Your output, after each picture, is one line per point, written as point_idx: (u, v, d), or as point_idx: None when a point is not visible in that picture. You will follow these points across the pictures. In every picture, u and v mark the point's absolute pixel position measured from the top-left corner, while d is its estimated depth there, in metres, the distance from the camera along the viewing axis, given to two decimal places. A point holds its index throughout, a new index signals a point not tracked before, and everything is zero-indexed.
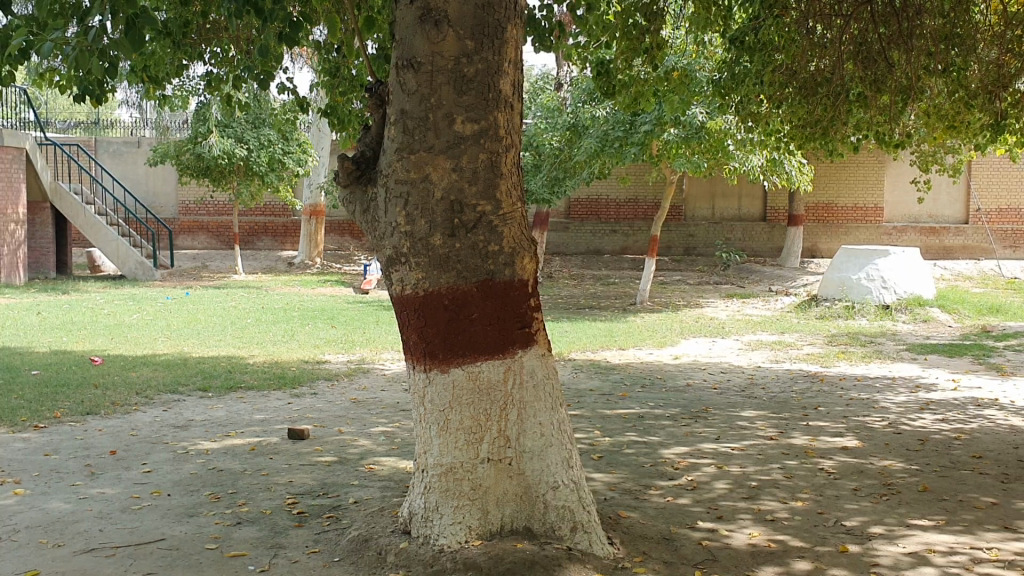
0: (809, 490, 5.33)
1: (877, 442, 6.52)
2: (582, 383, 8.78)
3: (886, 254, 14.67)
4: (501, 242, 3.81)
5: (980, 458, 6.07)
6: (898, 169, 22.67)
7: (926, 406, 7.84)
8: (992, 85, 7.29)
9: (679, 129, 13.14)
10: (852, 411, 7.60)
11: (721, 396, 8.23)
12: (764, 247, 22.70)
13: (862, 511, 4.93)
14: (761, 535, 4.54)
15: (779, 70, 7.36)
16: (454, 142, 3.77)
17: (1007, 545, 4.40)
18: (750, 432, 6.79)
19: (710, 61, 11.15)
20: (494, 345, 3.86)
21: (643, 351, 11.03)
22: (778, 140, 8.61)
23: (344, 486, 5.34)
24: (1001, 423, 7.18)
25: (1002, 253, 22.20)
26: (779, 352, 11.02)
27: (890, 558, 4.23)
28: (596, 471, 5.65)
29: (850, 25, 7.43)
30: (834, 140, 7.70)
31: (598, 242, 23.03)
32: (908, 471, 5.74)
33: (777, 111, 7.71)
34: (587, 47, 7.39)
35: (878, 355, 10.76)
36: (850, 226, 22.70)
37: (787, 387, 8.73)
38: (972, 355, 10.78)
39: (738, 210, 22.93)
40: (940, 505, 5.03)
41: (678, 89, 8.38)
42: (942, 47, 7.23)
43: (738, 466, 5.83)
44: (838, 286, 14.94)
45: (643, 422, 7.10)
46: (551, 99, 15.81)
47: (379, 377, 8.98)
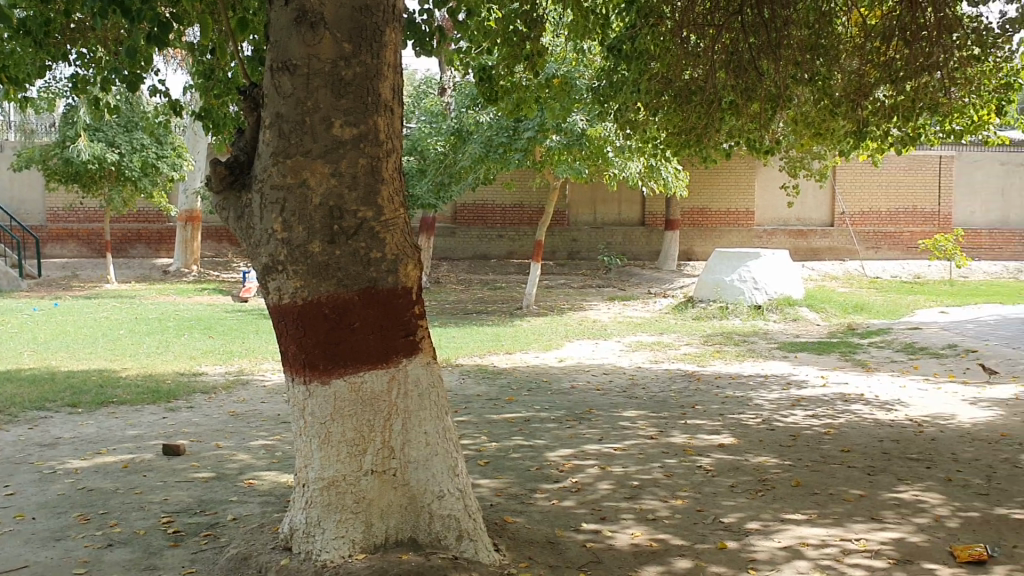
0: (688, 488, 5.45)
1: (752, 438, 6.73)
2: (468, 388, 8.78)
3: (757, 256, 15.24)
4: (383, 248, 3.77)
5: (847, 452, 6.34)
6: (768, 174, 23.48)
7: (797, 402, 8.15)
8: (855, 93, 7.71)
9: (561, 136, 13.43)
10: (728, 409, 7.83)
11: (604, 397, 8.37)
12: (643, 251, 23.19)
13: (739, 508, 5.07)
14: (643, 535, 4.61)
15: (654, 79, 7.60)
16: (332, 146, 3.70)
17: (873, 536, 4.57)
18: (632, 433, 6.91)
19: (592, 69, 11.40)
20: (377, 354, 3.80)
21: (528, 355, 11.10)
22: (656, 147, 8.80)
23: (223, 503, 5.17)
24: (866, 417, 7.52)
25: (864, 253, 23.55)
26: (659, 353, 11.27)
27: (767, 554, 4.35)
28: (482, 478, 5.64)
29: (722, 35, 7.58)
30: (707, 147, 8.00)
31: (484, 247, 23.11)
32: (781, 467, 5.94)
33: (654, 118, 7.96)
34: (469, 53, 7.44)
35: (751, 354, 11.14)
36: (723, 230, 23.38)
37: (666, 386, 8.94)
38: (838, 352, 11.29)
39: (618, 216, 23.40)
40: (812, 499, 5.21)
41: (559, 97, 8.51)
42: (808, 56, 7.60)
43: (621, 466, 5.92)
44: (712, 287, 15.42)
45: (529, 426, 7.14)
46: (434, 103, 16.03)
47: (259, 389, 8.75)
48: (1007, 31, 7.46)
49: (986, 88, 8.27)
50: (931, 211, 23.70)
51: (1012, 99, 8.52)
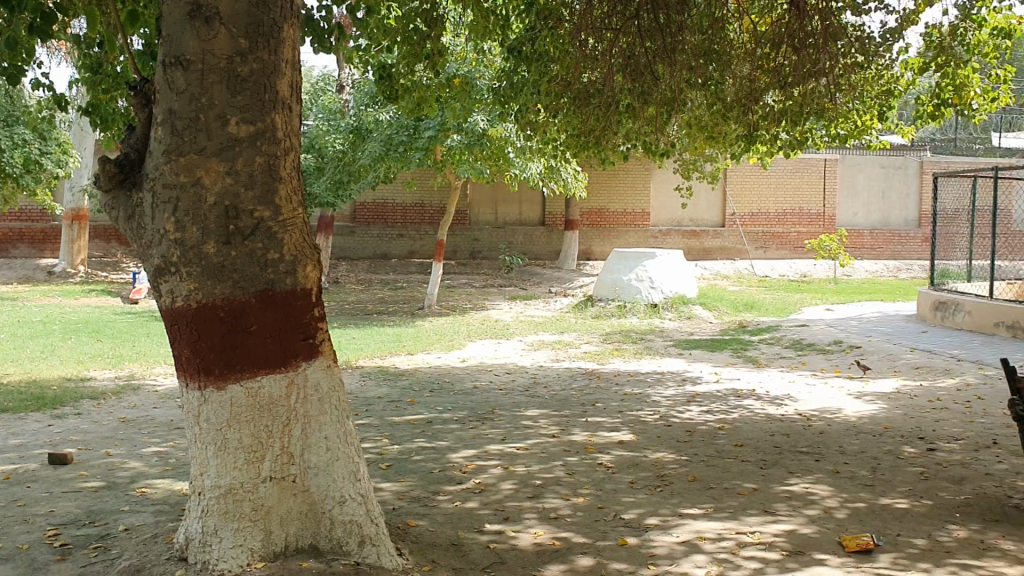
0: (589, 485, 5.52)
1: (650, 435, 6.86)
2: (369, 390, 8.70)
3: (653, 256, 15.58)
4: (281, 249, 3.70)
5: (741, 446, 6.53)
6: (663, 177, 23.97)
7: (693, 398, 8.36)
8: (746, 98, 7.99)
9: (462, 135, 13.44)
10: (627, 406, 7.97)
11: (506, 397, 8.40)
12: (543, 251, 23.41)
13: (638, 504, 5.16)
14: (545, 534, 4.65)
15: (554, 81, 7.67)
16: (227, 144, 3.61)
17: (767, 528, 4.72)
18: (534, 432, 6.96)
19: (492, 69, 11.44)
20: (275, 358, 3.72)
21: (431, 356, 11.05)
22: (556, 148, 8.88)
23: (113, 513, 4.98)
24: (758, 412, 7.76)
25: (754, 252, 24.31)
26: (561, 352, 11.38)
27: (666, 549, 4.44)
28: (384, 481, 5.59)
29: (619, 38, 7.66)
30: (606, 149, 8.13)
31: (384, 247, 22.91)
32: (679, 462, 6.07)
33: (553, 120, 8.05)
34: (368, 50, 7.35)
35: (649, 352, 11.36)
36: (620, 230, 23.72)
37: (567, 385, 9.04)
38: (731, 349, 11.61)
39: (519, 216, 23.52)
40: (708, 494, 5.35)
41: (460, 96, 8.50)
42: (702, 62, 7.79)
43: (523, 465, 5.96)
44: (610, 287, 15.65)
45: (431, 427, 7.11)
46: (332, 100, 15.63)
47: (151, 394, 8.47)
48: (887, 40, 7.81)
49: (869, 95, 8.64)
50: (816, 212, 24.60)
51: (892, 105, 8.92)
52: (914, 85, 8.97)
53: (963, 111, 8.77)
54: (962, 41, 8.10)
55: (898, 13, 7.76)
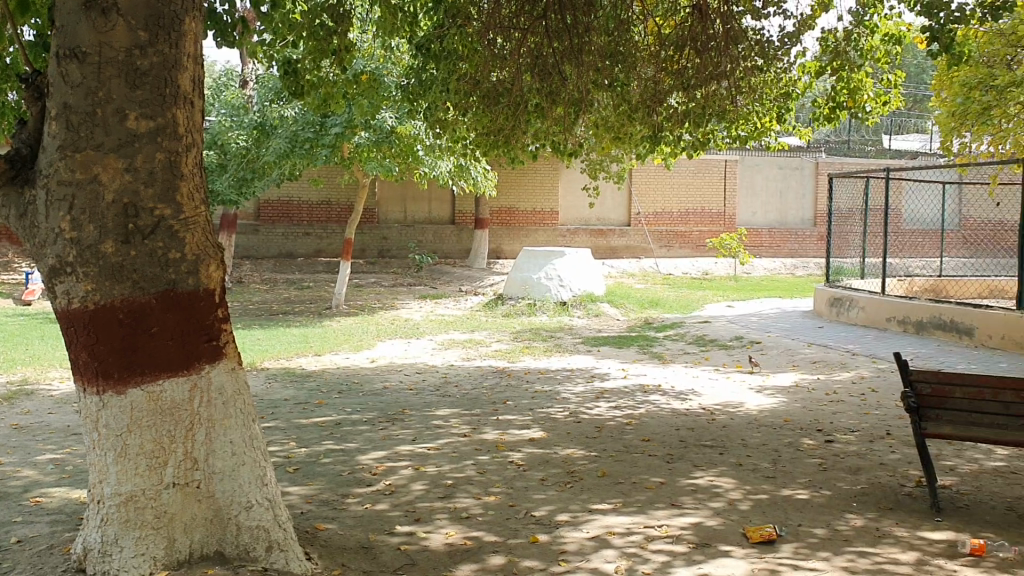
0: (500, 484, 5.53)
1: (559, 432, 6.93)
2: (276, 392, 8.53)
3: (562, 255, 15.74)
4: (183, 249, 3.60)
5: (648, 441, 6.64)
6: (571, 176, 24.21)
7: (601, 395, 8.46)
8: (650, 99, 8.15)
9: (369, 133, 13.32)
10: (536, 404, 8.02)
11: (416, 397, 8.36)
12: (453, 249, 23.38)
13: (549, 500, 5.20)
14: (457, 534, 4.64)
15: (463, 79, 7.67)
16: (126, 140, 3.49)
17: (674, 522, 4.81)
18: (444, 431, 6.94)
19: (400, 66, 11.37)
20: (177, 360, 3.62)
21: (339, 356, 10.91)
22: (466, 146, 8.88)
23: (4, 525, 4.77)
24: (664, 407, 7.90)
25: (659, 251, 24.74)
26: (471, 350, 11.37)
27: (576, 545, 4.49)
28: (292, 485, 5.49)
29: (526, 38, 7.68)
30: (515, 148, 8.17)
31: (290, 245, 22.51)
32: (588, 458, 6.14)
33: (462, 119, 8.06)
34: (273, 46, 7.21)
35: (558, 349, 11.46)
36: (530, 229, 23.87)
37: (477, 384, 9.05)
38: (638, 345, 11.80)
39: (428, 214, 23.42)
40: (617, 489, 5.42)
41: (368, 93, 8.42)
42: (608, 63, 7.89)
43: (434, 465, 5.94)
44: (519, 285, 15.71)
45: (340, 429, 7.02)
46: (236, 95, 15.52)
47: (45, 400, 8.13)
48: (785, 44, 8.05)
49: (768, 98, 8.91)
50: (718, 212, 25.21)
51: (790, 107, 9.21)
52: (811, 88, 9.26)
53: (857, 114, 9.11)
54: (855, 46, 8.42)
55: (795, 19, 8.01)
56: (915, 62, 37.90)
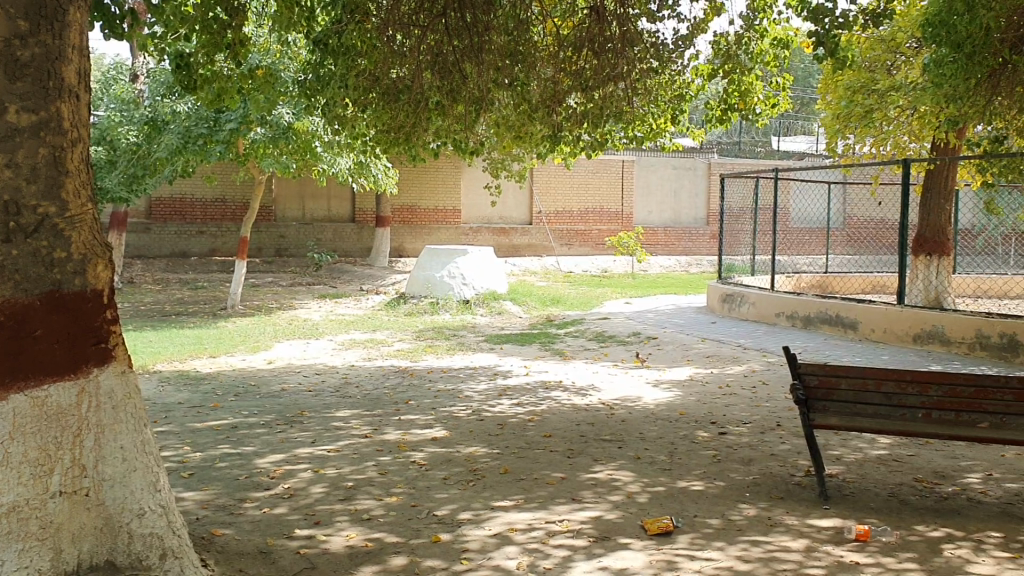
0: (402, 484, 5.50)
1: (462, 430, 6.93)
2: (169, 396, 8.28)
3: (464, 253, 15.76)
4: (69, 248, 3.47)
5: (549, 437, 6.71)
6: (473, 174, 24.21)
7: (503, 392, 8.50)
8: (549, 100, 8.24)
9: (266, 129, 13.05)
10: (438, 403, 8.00)
11: (316, 398, 8.23)
12: (353, 248, 23.13)
13: (451, 499, 5.20)
14: (358, 535, 4.60)
15: (362, 75, 7.59)
16: (6, 134, 3.33)
17: (574, 516, 4.87)
18: (345, 432, 6.86)
19: (297, 61, 11.19)
20: (63, 364, 3.49)
21: (236, 358, 10.66)
22: (365, 143, 8.80)
23: None
24: (565, 403, 7.99)
25: (559, 249, 25.00)
26: (372, 350, 11.27)
27: (478, 543, 4.49)
28: (186, 491, 5.34)
29: (426, 35, 7.66)
30: (416, 146, 8.15)
31: (184, 244, 21.88)
32: (490, 456, 6.16)
33: (362, 115, 8.01)
34: (164, 39, 6.99)
35: (459, 347, 11.46)
36: (433, 227, 23.74)
37: (378, 384, 8.97)
38: (539, 342, 11.90)
39: (327, 212, 23.10)
40: (518, 486, 5.46)
41: (263, 88, 8.24)
42: (508, 62, 7.92)
43: (334, 467, 5.86)
44: (421, 284, 15.64)
45: (236, 432, 6.86)
46: (126, 90, 14.98)
47: None
48: (679, 47, 8.23)
49: (662, 99, 9.12)
50: (616, 211, 25.65)
51: (684, 109, 9.43)
52: (704, 91, 9.49)
53: (747, 116, 9.40)
54: (746, 50, 8.66)
55: (688, 22, 8.20)
56: (802, 67, 39.32)
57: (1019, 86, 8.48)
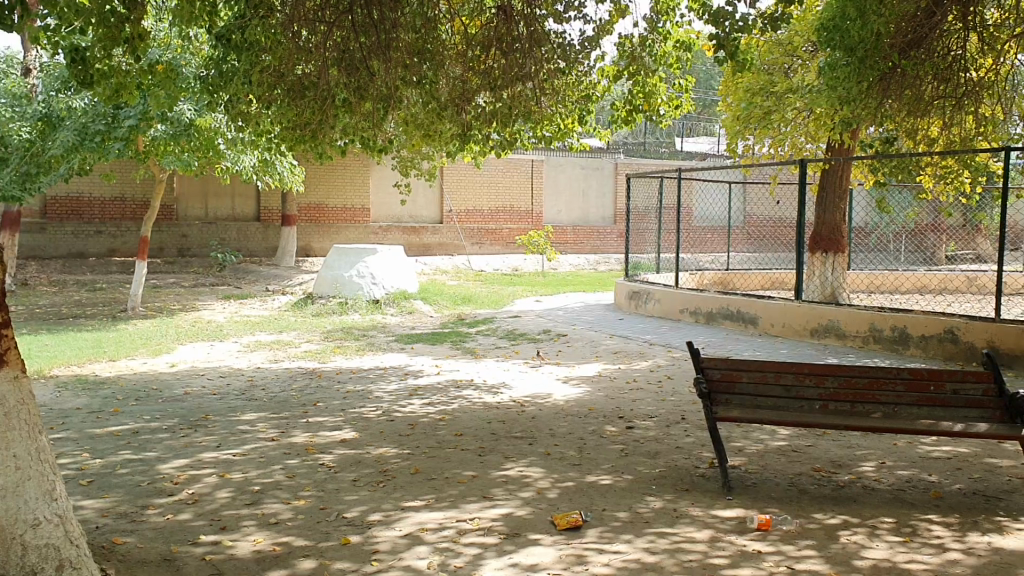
0: (310, 487, 5.44)
1: (371, 431, 6.88)
2: (66, 401, 7.98)
3: (373, 252, 15.65)
4: None
5: (460, 436, 6.72)
6: (382, 172, 23.97)
7: (414, 392, 8.47)
8: (458, 98, 8.27)
9: (166, 126, 12.69)
10: (348, 404, 7.92)
11: (221, 401, 8.05)
12: (258, 247, 22.70)
13: (361, 501, 5.16)
14: (266, 540, 4.52)
15: (267, 71, 7.45)
16: None
17: (485, 514, 4.89)
18: (252, 436, 6.74)
19: (199, 57, 10.94)
20: None
21: (136, 361, 10.35)
22: (270, 140, 8.65)
23: None
24: (476, 401, 8.01)
25: (470, 248, 25.02)
26: (278, 352, 11.07)
27: (388, 544, 4.47)
28: (85, 499, 5.16)
29: (332, 32, 7.57)
30: (322, 144, 8.04)
31: (81, 244, 21.12)
32: (400, 456, 6.13)
33: (266, 111, 7.89)
34: (58, 31, 6.73)
35: (369, 348, 11.36)
36: (340, 226, 23.35)
37: (286, 386, 8.83)
38: (450, 341, 11.88)
39: (231, 211, 22.63)
40: (429, 485, 5.45)
41: (163, 84, 8.02)
42: (416, 60, 7.89)
43: (240, 472, 5.75)
44: (330, 283, 15.44)
45: (137, 438, 6.66)
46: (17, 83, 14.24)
47: None
48: (586, 48, 8.33)
49: (569, 99, 9.22)
50: (526, 210, 25.84)
51: (590, 110, 9.55)
52: (610, 91, 9.63)
53: (651, 117, 9.58)
54: (650, 51, 8.82)
55: (595, 23, 8.31)
56: (704, 69, 40.28)
57: (909, 90, 8.72)
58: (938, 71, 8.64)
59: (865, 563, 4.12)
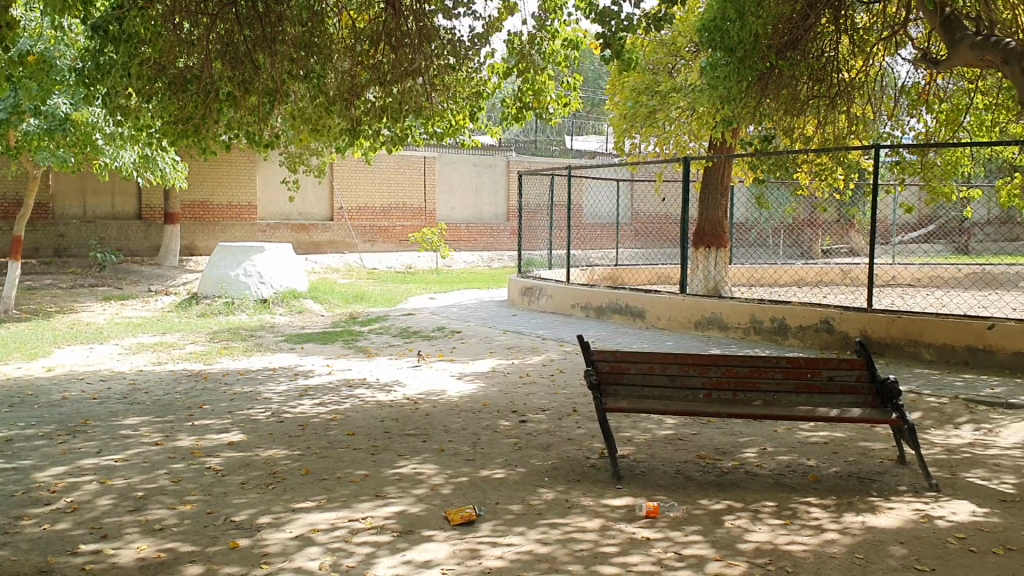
0: (197, 491, 5.29)
1: (260, 433, 6.74)
2: None
3: (261, 250, 15.33)
4: None
5: (352, 435, 6.65)
6: (269, 169, 23.43)
7: (304, 392, 8.33)
8: (348, 93, 8.16)
9: (40, 120, 12.09)
10: (236, 406, 7.74)
11: (101, 406, 7.75)
12: (140, 246, 21.94)
13: (250, 504, 5.05)
14: (149, 547, 4.38)
15: (147, 64, 7.19)
16: None
17: (378, 513, 4.85)
18: (134, 441, 6.51)
19: (74, 49, 10.51)
20: None
21: (9, 366, 9.85)
22: (151, 136, 8.38)
23: None
24: (369, 400, 7.94)
25: (362, 246, 24.74)
26: (161, 354, 10.72)
27: (278, 546, 4.40)
28: None
29: (216, 24, 7.38)
30: (206, 139, 7.82)
31: None
32: (290, 457, 6.03)
33: (146, 105, 7.62)
34: None
35: (257, 348, 11.10)
36: (226, 224, 22.58)
37: (170, 388, 8.56)
38: (341, 340, 11.72)
39: (111, 208, 21.81)
40: (321, 485, 5.37)
41: (35, 76, 7.65)
42: (303, 54, 7.75)
43: (122, 478, 5.55)
44: (216, 283, 15.03)
45: (11, 446, 6.35)
46: None
47: None
48: (475, 44, 8.35)
49: (460, 96, 9.22)
50: (418, 207, 25.79)
51: (480, 107, 9.58)
52: (500, 88, 9.70)
53: (541, 114, 9.68)
54: (538, 50, 8.90)
55: (483, 20, 8.34)
56: (591, 68, 40.93)
57: (784, 89, 9.04)
58: (812, 72, 9.01)
59: (749, 546, 4.27)
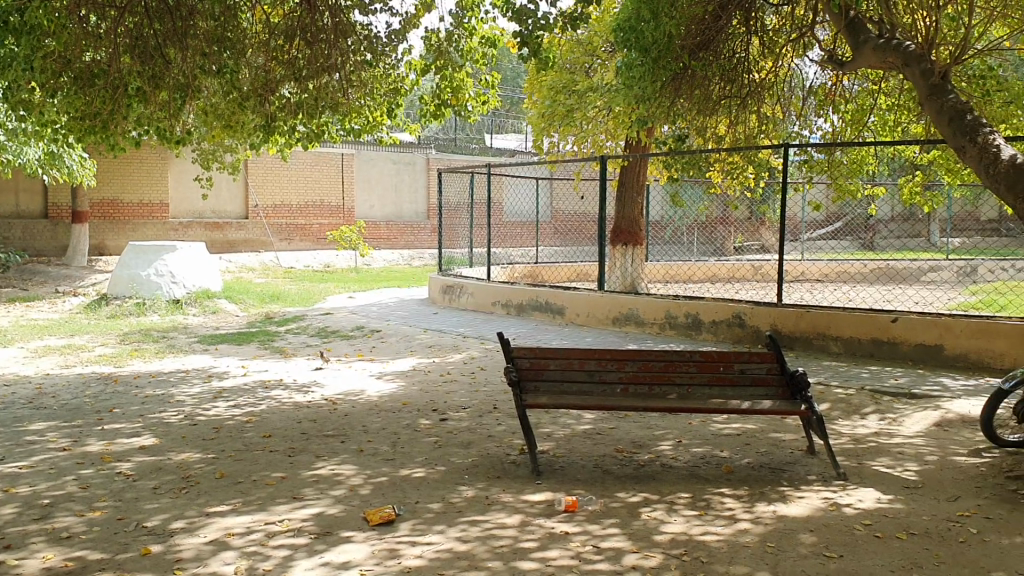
0: (106, 497, 5.15)
1: (173, 436, 6.58)
2: None
3: (173, 249, 14.97)
4: None
5: (268, 437, 6.54)
6: (182, 166, 22.92)
7: (219, 394, 8.17)
8: (261, 88, 7.94)
9: None
10: (148, 409, 7.54)
11: (4, 412, 7.46)
12: (47, 246, 21.20)
13: (162, 509, 4.94)
14: (56, 556, 4.25)
15: (50, 58, 6.94)
16: None
17: (295, 515, 4.79)
18: (39, 447, 6.29)
19: None
20: None
21: None
22: (55, 131, 8.09)
23: None
24: (286, 401, 7.83)
25: (279, 245, 24.36)
26: (69, 357, 10.38)
27: (192, 551, 4.31)
28: None
29: (124, 18, 7.18)
30: (114, 135, 7.58)
31: None
32: (205, 461, 5.91)
33: (50, 100, 7.34)
34: None
35: (170, 350, 10.84)
36: (137, 223, 22.00)
37: (78, 392, 8.29)
38: (257, 341, 11.52)
39: (15, 207, 21.03)
40: (236, 489, 5.28)
41: None
42: (215, 48, 7.57)
43: (26, 486, 5.36)
44: (126, 283, 14.60)
45: None
46: None
47: None
48: (392, 41, 8.29)
49: (377, 92, 9.13)
50: (337, 205, 25.51)
51: (398, 103, 9.51)
52: (417, 85, 9.65)
53: (459, 111, 9.66)
54: (456, 47, 8.88)
55: (400, 16, 8.28)
56: (510, 66, 41.06)
57: (698, 89, 9.22)
58: (725, 72, 9.20)
59: (664, 538, 4.35)
